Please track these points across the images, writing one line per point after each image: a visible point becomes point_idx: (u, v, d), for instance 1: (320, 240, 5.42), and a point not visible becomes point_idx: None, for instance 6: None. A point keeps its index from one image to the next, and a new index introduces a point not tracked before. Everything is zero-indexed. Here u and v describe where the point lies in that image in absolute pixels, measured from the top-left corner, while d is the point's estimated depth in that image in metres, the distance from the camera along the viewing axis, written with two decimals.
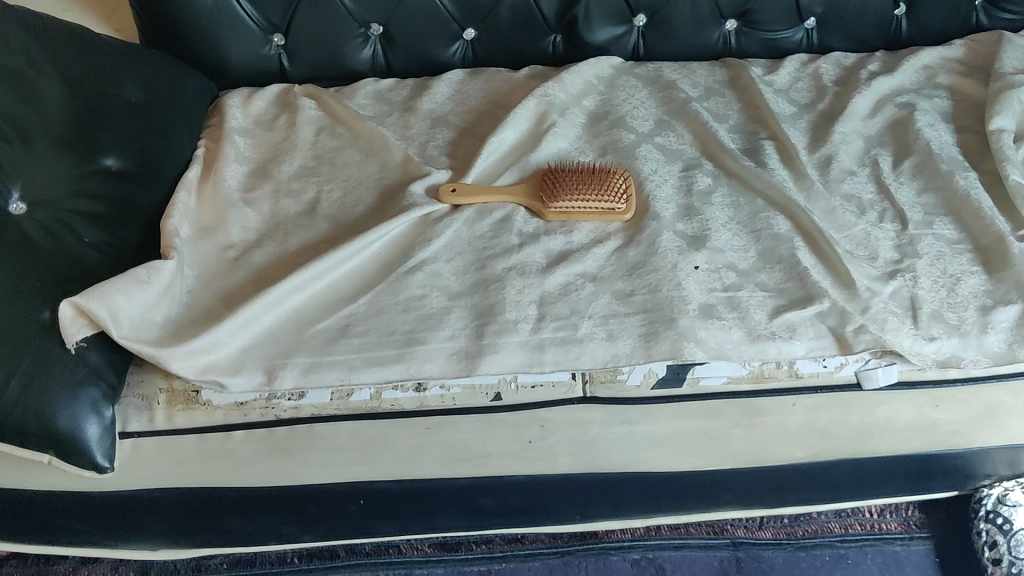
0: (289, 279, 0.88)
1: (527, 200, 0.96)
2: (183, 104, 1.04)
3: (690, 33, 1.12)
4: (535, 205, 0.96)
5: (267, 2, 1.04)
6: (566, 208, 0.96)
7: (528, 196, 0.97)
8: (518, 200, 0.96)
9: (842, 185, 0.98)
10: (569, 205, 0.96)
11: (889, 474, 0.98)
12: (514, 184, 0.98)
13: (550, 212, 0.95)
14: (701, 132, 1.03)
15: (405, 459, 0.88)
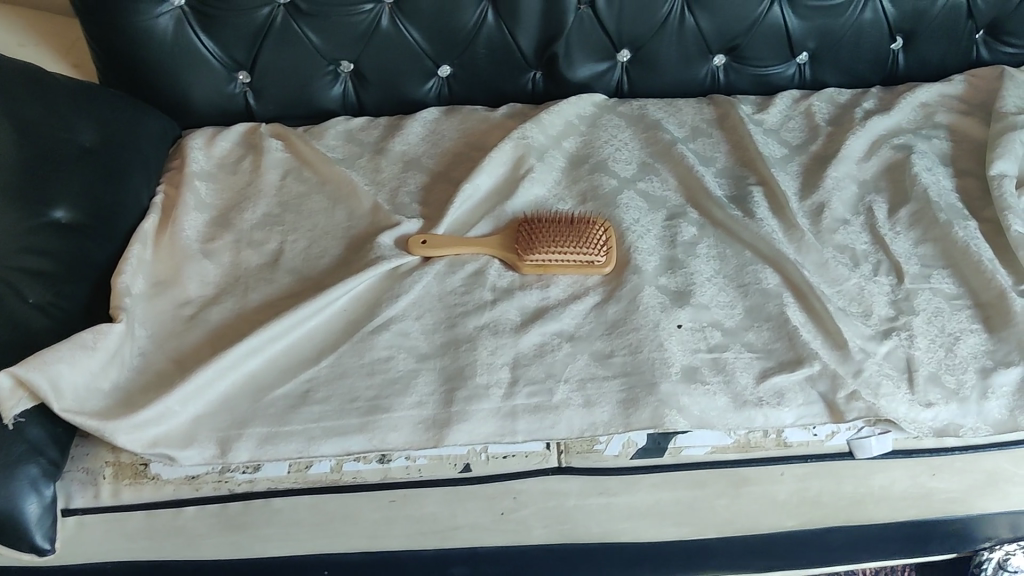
0: (246, 341, 0.83)
1: (502, 252, 0.91)
2: (143, 147, 0.98)
3: (677, 69, 1.07)
4: (511, 258, 0.91)
5: (230, 39, 0.99)
6: (543, 261, 0.90)
7: (503, 248, 0.91)
8: (493, 251, 0.91)
9: (834, 236, 0.93)
10: (545, 257, 0.90)
11: (886, 542, 0.92)
12: (489, 234, 0.93)
13: (526, 265, 0.90)
14: (686, 177, 0.98)
15: (371, 531, 0.83)
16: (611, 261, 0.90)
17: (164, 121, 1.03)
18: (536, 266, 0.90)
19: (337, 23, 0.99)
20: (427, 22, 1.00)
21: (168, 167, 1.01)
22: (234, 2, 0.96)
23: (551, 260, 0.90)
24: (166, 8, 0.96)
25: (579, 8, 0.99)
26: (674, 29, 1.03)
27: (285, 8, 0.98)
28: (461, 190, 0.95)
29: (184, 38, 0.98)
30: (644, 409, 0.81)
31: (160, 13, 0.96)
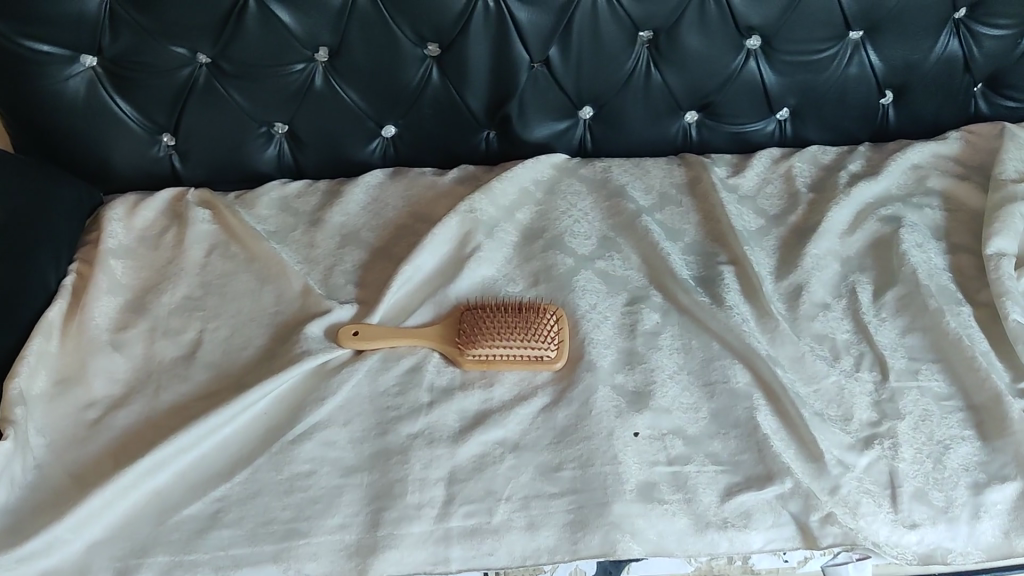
0: (150, 455, 0.74)
1: (441, 345, 0.82)
2: (53, 222, 0.89)
3: (644, 126, 0.98)
4: (451, 351, 0.82)
5: (150, 102, 0.90)
6: (487, 355, 0.81)
7: (444, 340, 0.83)
8: (432, 344, 0.82)
9: (812, 324, 0.84)
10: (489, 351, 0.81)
11: None
12: (428, 324, 0.84)
13: (468, 360, 0.81)
14: (650, 254, 0.89)
15: None
16: (562, 355, 0.82)
17: (81, 188, 0.94)
18: (479, 361, 0.81)
19: (265, 84, 0.90)
20: (366, 82, 0.91)
21: (84, 240, 0.93)
22: (150, 63, 0.87)
23: (495, 354, 0.81)
24: (77, 69, 0.87)
25: (532, 67, 0.90)
26: (639, 86, 0.94)
27: (208, 68, 0.89)
28: (399, 271, 0.86)
29: (99, 101, 0.90)
30: (594, 535, 0.71)
31: (71, 74, 0.87)
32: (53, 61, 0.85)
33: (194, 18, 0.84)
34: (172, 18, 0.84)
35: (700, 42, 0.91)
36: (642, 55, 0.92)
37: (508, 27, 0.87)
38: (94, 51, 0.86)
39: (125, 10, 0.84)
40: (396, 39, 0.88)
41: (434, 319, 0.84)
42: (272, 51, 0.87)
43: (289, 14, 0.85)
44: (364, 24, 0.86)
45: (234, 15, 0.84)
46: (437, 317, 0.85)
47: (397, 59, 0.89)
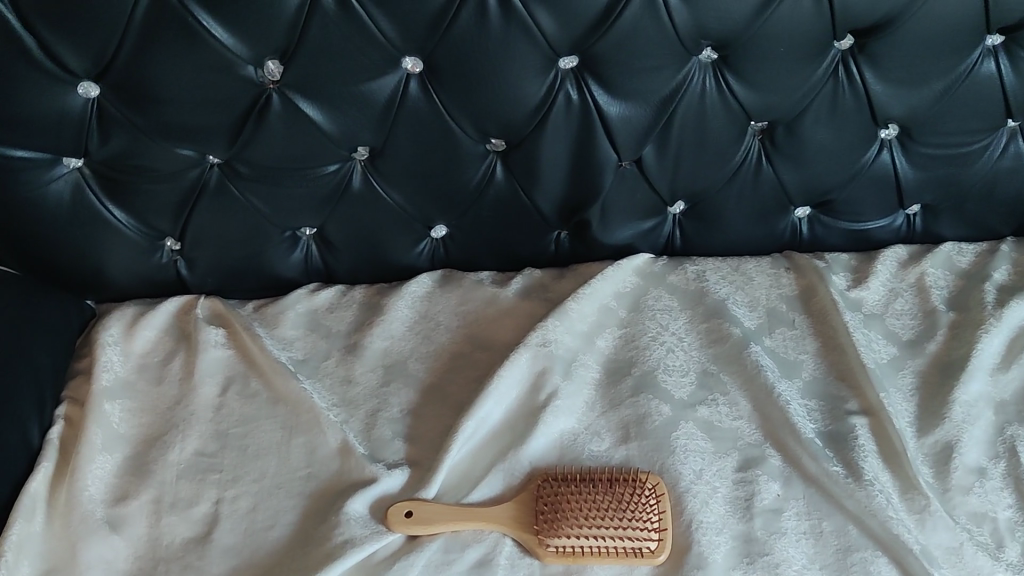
0: None
1: (515, 529, 0.66)
2: (36, 354, 0.73)
3: (747, 225, 0.81)
4: (528, 538, 0.66)
5: (149, 208, 0.74)
6: (573, 544, 0.65)
7: (518, 523, 0.67)
8: (506, 530, 0.66)
9: (966, 499, 0.68)
10: (576, 540, 0.65)
11: None
12: (499, 501, 0.68)
13: (548, 551, 0.65)
14: (762, 398, 0.73)
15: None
16: (664, 548, 0.65)
17: (68, 304, 0.78)
18: (562, 552, 0.65)
19: (291, 187, 0.73)
20: (413, 183, 0.74)
21: (74, 369, 0.77)
22: (149, 167, 0.71)
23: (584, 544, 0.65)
24: (59, 172, 0.70)
25: (619, 165, 0.73)
26: (746, 183, 0.77)
27: (219, 169, 0.72)
28: (460, 428, 0.70)
29: (87, 207, 0.73)
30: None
31: (52, 178, 0.70)
32: (30, 165, 0.69)
33: (203, 117, 0.68)
34: (176, 118, 0.67)
35: (826, 134, 0.73)
36: (753, 147, 0.74)
37: (594, 123, 0.70)
38: (80, 154, 0.69)
39: (117, 108, 0.67)
40: (453, 137, 0.71)
41: (503, 495, 0.69)
42: (299, 151, 0.71)
43: (319, 112, 0.68)
44: (416, 121, 0.69)
45: (253, 113, 0.68)
46: (508, 493, 0.69)
47: (454, 159, 0.72)
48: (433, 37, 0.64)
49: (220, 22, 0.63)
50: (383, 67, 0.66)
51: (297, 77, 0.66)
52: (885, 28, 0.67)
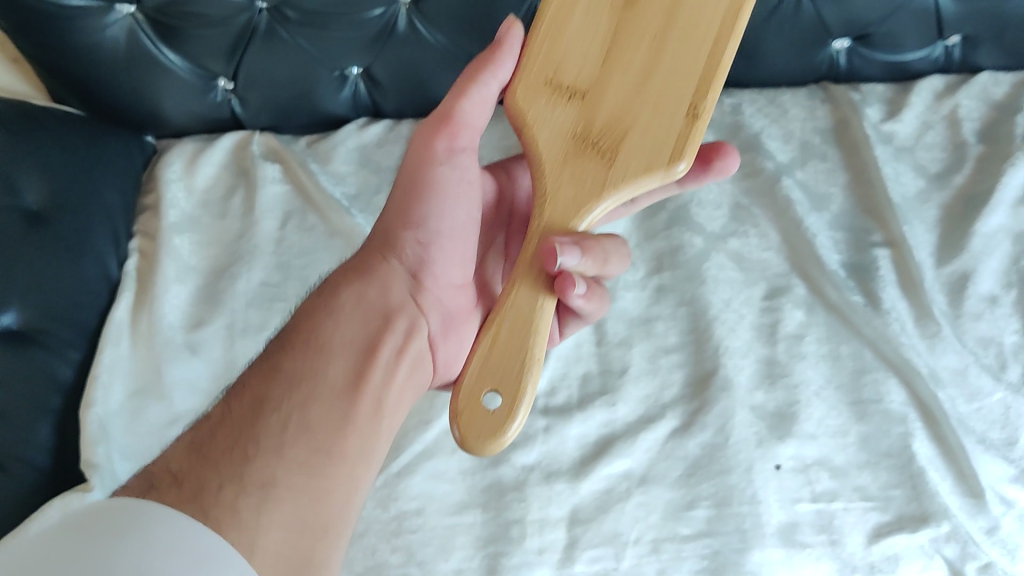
0: None
1: (543, 175, 0.53)
2: (106, 194, 0.80)
3: (790, 57, 0.85)
4: (537, 148, 0.53)
5: (201, 49, 0.78)
6: (555, 93, 0.53)
7: (569, 166, 0.52)
8: (563, 175, 0.52)
9: (977, 325, 0.74)
10: (561, 112, 0.53)
11: None
12: (567, 159, 0.52)
13: (537, 107, 0.54)
14: (792, 231, 0.79)
15: None
16: None
17: (131, 145, 0.85)
18: (542, 90, 0.54)
19: (335, 31, 0.79)
20: (451, 23, 0.79)
21: (143, 204, 0.84)
22: (199, 13, 0.75)
23: (558, 95, 0.53)
24: (113, 19, 0.74)
25: None
26: (787, 13, 0.80)
27: (268, 14, 0.77)
28: None
29: (142, 51, 0.78)
30: None
31: (107, 25, 0.75)
32: (85, 14, 0.73)
33: None
34: None
35: None
36: None
37: None
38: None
39: None
40: None
41: (590, 209, 0.52)
42: None
43: None
44: None
45: None
46: (597, 205, 0.52)
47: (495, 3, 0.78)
48: None
49: None
50: None
51: None
52: None
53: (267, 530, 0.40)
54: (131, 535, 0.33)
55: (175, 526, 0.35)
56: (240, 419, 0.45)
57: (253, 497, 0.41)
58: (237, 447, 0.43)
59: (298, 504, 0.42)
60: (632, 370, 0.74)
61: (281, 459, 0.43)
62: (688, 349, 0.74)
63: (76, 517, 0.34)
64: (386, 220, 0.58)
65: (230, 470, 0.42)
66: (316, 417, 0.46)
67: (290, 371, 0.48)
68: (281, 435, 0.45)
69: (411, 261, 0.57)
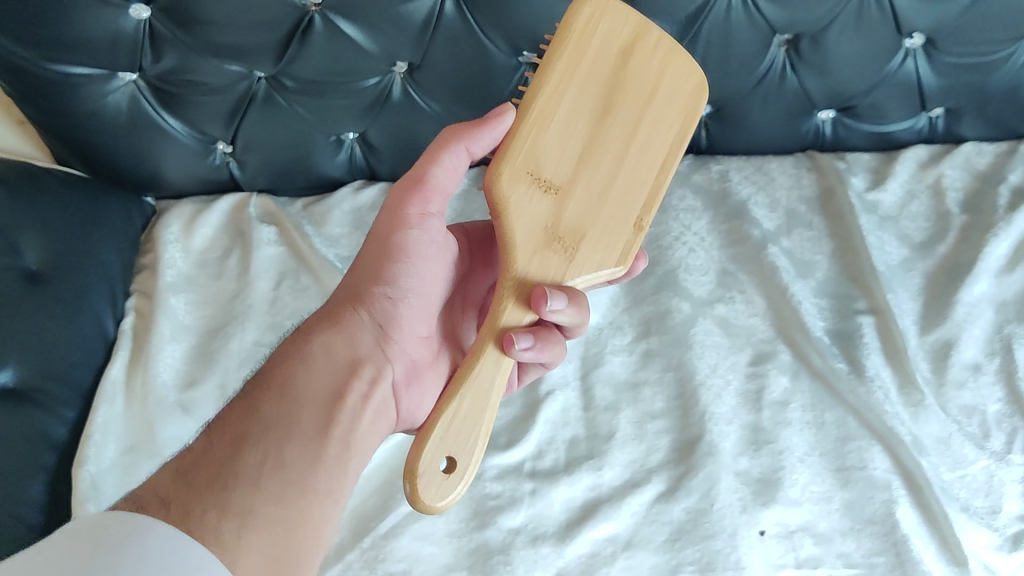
0: None
1: (515, 261, 0.53)
2: (104, 254, 0.81)
3: (776, 127, 0.88)
4: (511, 237, 0.53)
5: (201, 115, 0.81)
6: (534, 183, 0.53)
7: (538, 256, 0.54)
8: (530, 259, 0.54)
9: (960, 393, 0.74)
10: (537, 203, 0.53)
11: None
12: (535, 242, 0.54)
13: (520, 200, 0.53)
14: (778, 298, 0.80)
15: None
16: None
17: (130, 206, 0.87)
18: (524, 176, 0.53)
19: (332, 98, 0.81)
20: (445, 92, 0.82)
21: (141, 264, 0.85)
22: (199, 81, 0.77)
23: (536, 184, 0.53)
24: (115, 86, 0.77)
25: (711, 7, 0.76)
26: (772, 87, 0.83)
27: (267, 82, 0.79)
28: None
29: (143, 117, 0.80)
30: None
31: (110, 91, 0.77)
32: (88, 81, 0.75)
33: (252, 39, 0.74)
34: (220, 38, 0.74)
35: (853, 44, 0.79)
36: (778, 58, 0.81)
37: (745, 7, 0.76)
38: (135, 69, 0.76)
39: (166, 26, 0.72)
40: (487, 52, 0.78)
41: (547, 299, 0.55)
42: (343, 68, 0.78)
43: (357, 30, 0.75)
44: (451, 37, 0.77)
45: (298, 35, 0.75)
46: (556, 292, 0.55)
47: (488, 73, 0.80)
48: None
49: None
50: None
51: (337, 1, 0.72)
52: None
53: (247, 556, 0.42)
54: (131, 547, 0.38)
55: (170, 537, 0.39)
56: (217, 456, 0.46)
57: (234, 525, 0.43)
58: (218, 479, 0.45)
59: (276, 533, 0.44)
60: (618, 435, 0.74)
61: (258, 492, 0.45)
62: (674, 414, 0.75)
63: (74, 529, 0.38)
64: (353, 278, 0.59)
65: (212, 499, 0.43)
66: (290, 457, 0.47)
67: (265, 412, 0.49)
68: (259, 471, 0.46)
69: (380, 314, 0.57)
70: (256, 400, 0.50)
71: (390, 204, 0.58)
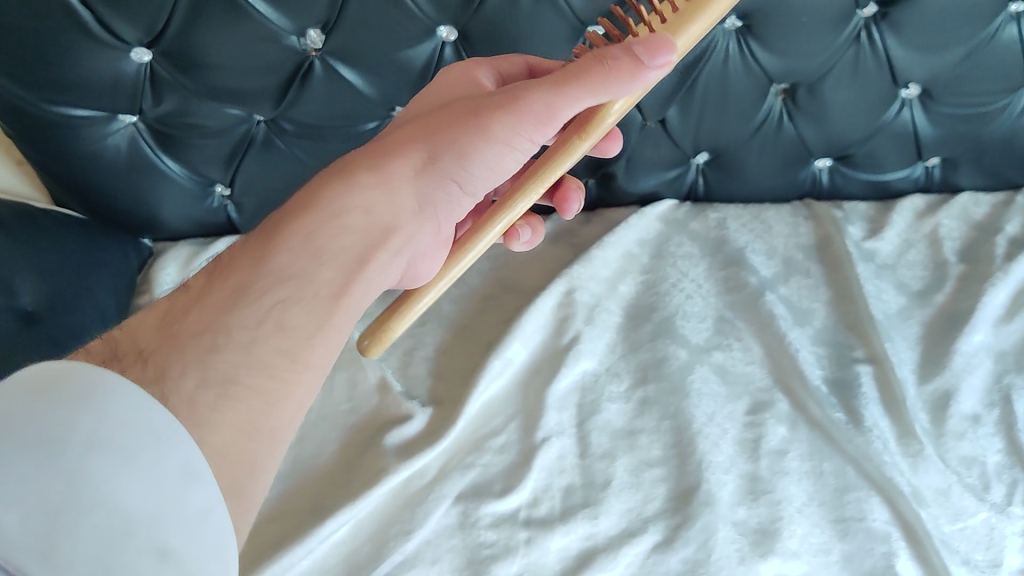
0: None
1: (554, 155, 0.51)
2: (99, 295, 0.81)
3: (774, 174, 0.88)
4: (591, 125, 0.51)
5: (200, 158, 0.81)
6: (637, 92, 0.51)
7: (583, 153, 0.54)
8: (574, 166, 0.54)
9: (959, 444, 0.74)
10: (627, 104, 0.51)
11: None
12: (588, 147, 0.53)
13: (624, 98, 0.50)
14: (776, 347, 0.80)
15: None
16: None
17: (127, 248, 0.87)
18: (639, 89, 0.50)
19: (330, 142, 0.81)
20: None
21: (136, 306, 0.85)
22: (199, 124, 0.78)
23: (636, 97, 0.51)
24: (115, 127, 0.77)
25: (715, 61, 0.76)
26: (769, 136, 0.83)
27: (266, 125, 0.80)
28: (485, 368, 0.79)
29: (142, 158, 0.80)
30: None
31: (110, 133, 0.77)
32: (89, 123, 0.76)
33: (252, 82, 0.75)
34: (220, 82, 0.74)
35: (849, 94, 0.79)
36: (776, 106, 0.81)
37: (747, 53, 0.76)
38: (135, 112, 0.76)
39: (167, 70, 0.73)
40: None
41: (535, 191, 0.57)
42: (341, 113, 0.78)
43: (357, 76, 0.75)
44: None
45: (297, 78, 0.75)
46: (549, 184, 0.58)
47: None
48: (467, 13, 0.71)
49: (275, 9, 0.69)
50: (420, 37, 0.73)
51: (337, 46, 0.73)
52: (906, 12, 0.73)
53: (214, 428, 0.44)
54: (88, 401, 0.39)
55: (129, 397, 0.40)
56: (218, 307, 0.49)
57: (213, 391, 0.45)
58: (207, 333, 0.47)
59: (253, 407, 0.46)
60: (615, 483, 0.73)
61: (246, 356, 0.47)
62: (671, 462, 0.74)
63: (26, 379, 0.39)
64: (429, 128, 0.60)
65: (196, 356, 0.46)
66: (288, 320, 0.49)
67: (282, 265, 0.51)
68: (252, 329, 0.48)
69: (436, 194, 0.60)
70: (280, 251, 0.52)
71: (511, 100, 0.56)
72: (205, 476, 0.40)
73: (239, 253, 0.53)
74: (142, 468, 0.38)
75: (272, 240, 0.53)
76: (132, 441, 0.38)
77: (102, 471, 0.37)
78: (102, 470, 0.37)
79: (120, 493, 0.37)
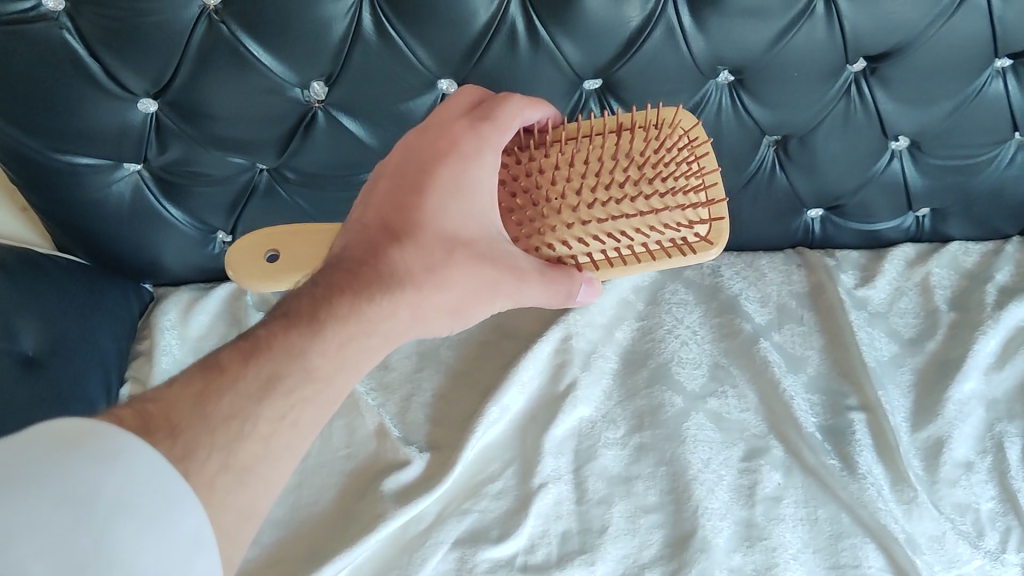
0: None
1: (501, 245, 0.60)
2: (100, 340, 0.82)
3: (768, 223, 0.89)
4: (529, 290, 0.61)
5: (202, 206, 0.82)
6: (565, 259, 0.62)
7: None
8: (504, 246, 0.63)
9: (952, 491, 0.75)
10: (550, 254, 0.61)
11: None
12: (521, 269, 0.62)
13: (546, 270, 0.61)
14: (770, 393, 0.81)
15: None
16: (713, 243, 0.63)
17: (129, 293, 0.87)
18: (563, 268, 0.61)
19: (330, 191, 0.83)
20: None
21: (137, 351, 0.86)
22: (202, 172, 0.79)
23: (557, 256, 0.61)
24: (121, 174, 0.78)
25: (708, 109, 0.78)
26: (761, 185, 0.85)
27: (268, 174, 0.81)
28: (484, 414, 0.79)
29: (146, 205, 0.81)
30: None
31: (115, 180, 0.78)
32: (94, 170, 0.77)
33: (256, 133, 0.76)
34: (225, 132, 0.75)
35: (840, 145, 0.81)
36: (768, 156, 0.83)
37: (739, 103, 0.78)
38: (140, 160, 0.78)
39: (173, 120, 0.74)
40: None
41: None
42: (342, 162, 0.80)
43: (358, 125, 0.77)
44: None
45: (300, 128, 0.77)
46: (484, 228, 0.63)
47: None
48: (466, 67, 0.73)
49: (280, 61, 0.71)
50: (421, 89, 0.75)
51: (339, 98, 0.75)
52: (896, 65, 0.74)
53: (224, 510, 0.42)
54: (108, 460, 0.38)
55: (146, 456, 0.39)
56: (248, 400, 0.45)
57: (230, 477, 0.43)
58: (236, 419, 0.45)
59: (261, 495, 0.45)
60: (611, 529, 0.74)
61: (264, 451, 0.45)
62: (667, 509, 0.75)
63: (48, 431, 0.38)
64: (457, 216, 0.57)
65: (221, 446, 0.43)
66: (307, 420, 0.47)
67: (316, 367, 0.48)
68: (276, 424, 0.46)
69: None
70: (311, 351, 0.48)
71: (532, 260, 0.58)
72: (211, 545, 0.40)
73: (274, 329, 0.49)
74: (159, 533, 0.38)
75: (314, 336, 0.49)
76: (150, 503, 0.38)
77: (123, 537, 0.36)
78: (123, 535, 0.36)
79: (137, 560, 0.36)
